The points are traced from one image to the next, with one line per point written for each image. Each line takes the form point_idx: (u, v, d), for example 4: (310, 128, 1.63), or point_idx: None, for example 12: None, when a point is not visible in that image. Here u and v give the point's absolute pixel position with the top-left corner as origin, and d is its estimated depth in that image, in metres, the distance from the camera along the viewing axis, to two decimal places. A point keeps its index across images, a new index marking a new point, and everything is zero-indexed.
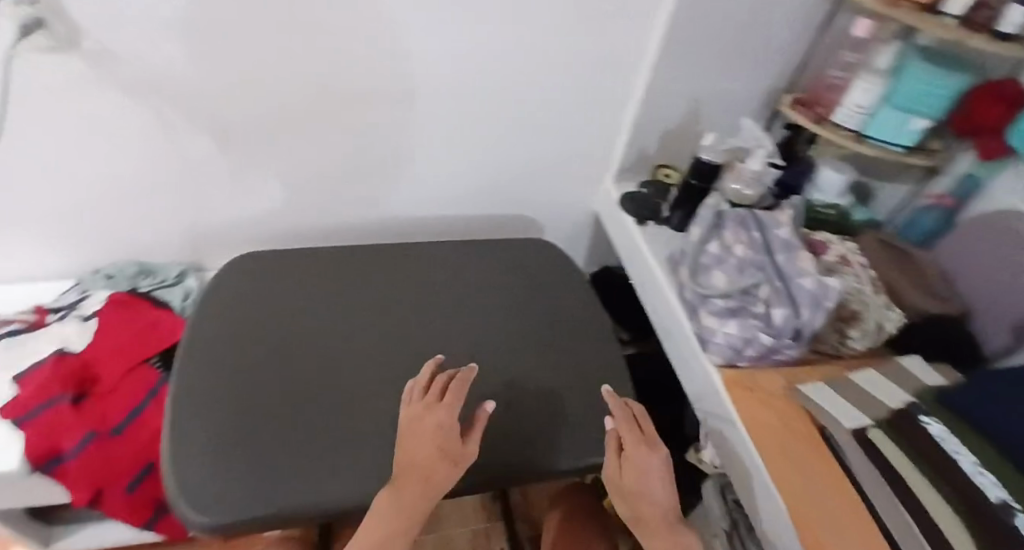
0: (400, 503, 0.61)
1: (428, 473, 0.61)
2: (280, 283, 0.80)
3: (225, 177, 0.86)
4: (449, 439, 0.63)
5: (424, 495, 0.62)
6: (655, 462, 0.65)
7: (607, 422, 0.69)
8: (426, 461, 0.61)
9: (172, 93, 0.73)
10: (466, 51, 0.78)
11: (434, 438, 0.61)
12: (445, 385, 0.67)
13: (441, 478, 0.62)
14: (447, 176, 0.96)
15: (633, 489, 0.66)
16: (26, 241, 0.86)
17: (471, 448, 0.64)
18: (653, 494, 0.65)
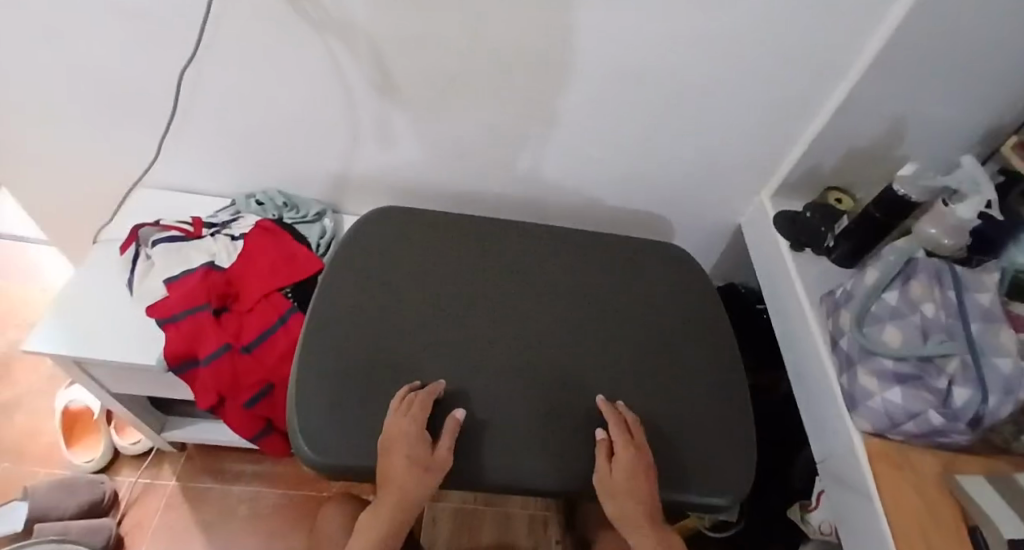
0: (382, 522, 0.63)
1: (405, 486, 0.61)
2: (414, 239, 0.81)
3: (375, 126, 0.87)
4: (416, 452, 0.61)
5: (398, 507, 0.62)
6: (646, 461, 0.63)
7: (597, 432, 0.65)
8: (400, 478, 0.60)
9: (348, 38, 0.74)
10: (643, 35, 0.71)
11: (404, 454, 0.60)
12: (412, 399, 0.64)
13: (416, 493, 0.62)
14: (591, 161, 0.91)
15: (623, 490, 0.62)
16: (196, 155, 0.93)
17: (444, 457, 0.62)
18: (642, 493, 0.62)
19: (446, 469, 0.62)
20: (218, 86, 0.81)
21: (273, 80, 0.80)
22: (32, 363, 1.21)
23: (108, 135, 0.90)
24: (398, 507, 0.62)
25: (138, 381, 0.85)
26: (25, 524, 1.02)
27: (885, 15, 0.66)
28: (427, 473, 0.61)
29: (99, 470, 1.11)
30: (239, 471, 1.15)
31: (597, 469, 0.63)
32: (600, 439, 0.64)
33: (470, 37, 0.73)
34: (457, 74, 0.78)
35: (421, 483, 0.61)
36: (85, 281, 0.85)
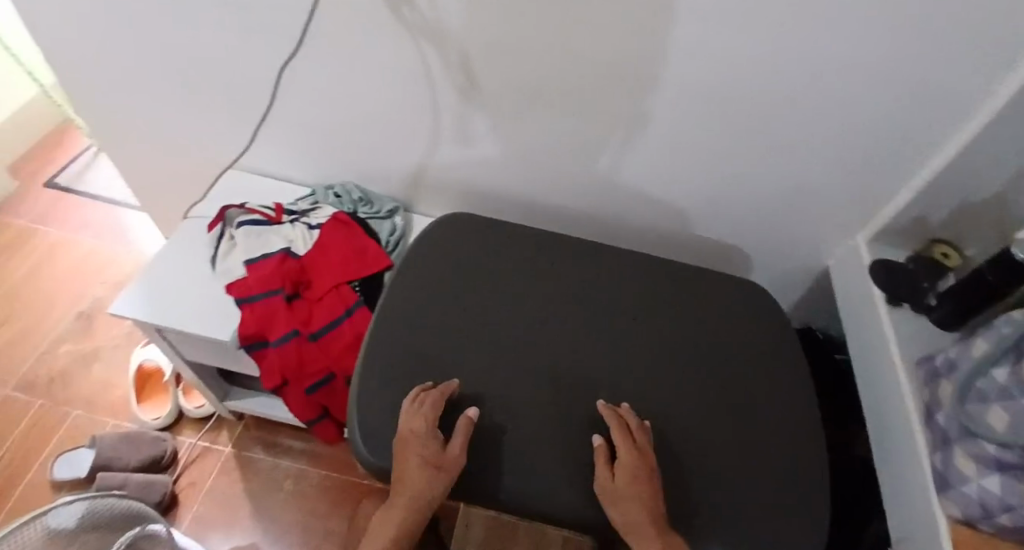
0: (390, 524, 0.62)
1: (413, 485, 0.60)
2: (485, 246, 0.81)
3: (456, 130, 0.87)
4: (427, 451, 0.61)
5: (405, 509, 0.61)
6: (649, 466, 0.61)
7: (595, 438, 0.63)
8: (410, 478, 0.60)
9: (442, 40, 0.74)
10: (742, 63, 0.68)
11: (414, 453, 0.61)
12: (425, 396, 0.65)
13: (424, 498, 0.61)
14: (673, 184, 0.88)
15: (624, 492, 0.59)
16: (284, 143, 0.96)
17: (454, 456, 0.61)
18: (647, 497, 0.59)
19: (458, 470, 0.61)
20: (310, 78, 0.83)
21: (364, 76, 0.81)
22: (117, 319, 1.29)
23: (206, 115, 0.94)
24: (409, 513, 0.61)
25: (211, 352, 0.89)
26: (91, 470, 1.08)
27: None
28: (436, 472, 0.60)
29: (164, 428, 1.17)
30: (289, 447, 1.19)
31: (599, 476, 0.61)
32: (599, 444, 0.63)
33: (567, 48, 0.71)
34: (546, 85, 0.77)
35: (433, 484, 0.59)
36: (172, 254, 0.90)
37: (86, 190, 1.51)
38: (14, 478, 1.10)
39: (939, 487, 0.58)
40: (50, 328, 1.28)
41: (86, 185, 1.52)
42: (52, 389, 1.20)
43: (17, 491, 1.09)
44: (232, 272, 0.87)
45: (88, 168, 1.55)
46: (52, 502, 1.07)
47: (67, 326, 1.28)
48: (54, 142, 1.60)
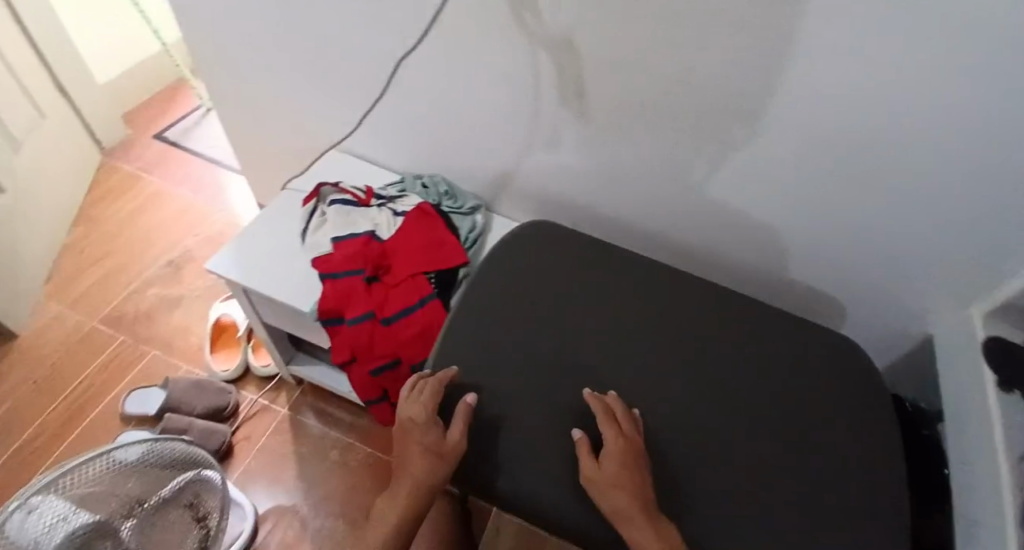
0: (393, 509, 0.64)
1: (416, 470, 0.64)
2: (563, 261, 0.82)
3: (553, 139, 0.87)
4: (429, 438, 0.65)
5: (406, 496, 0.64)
6: (635, 457, 0.62)
7: (574, 432, 0.65)
8: (413, 464, 0.64)
9: (558, 50, 0.74)
10: (871, 109, 0.64)
11: (416, 440, 0.65)
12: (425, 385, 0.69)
13: (426, 483, 0.63)
14: (768, 222, 0.85)
15: (611, 481, 0.59)
16: (382, 129, 0.99)
17: (453, 440, 0.65)
18: (632, 486, 0.59)
19: (457, 456, 0.65)
20: (422, 71, 0.85)
21: (471, 74, 0.83)
22: (201, 271, 1.37)
23: (317, 92, 0.98)
24: (410, 500, 0.64)
25: (288, 319, 0.93)
26: (161, 409, 1.16)
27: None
28: (438, 458, 0.64)
29: (230, 380, 1.24)
30: (340, 419, 1.23)
31: (585, 467, 0.62)
32: (580, 438, 0.64)
33: (685, 74, 0.70)
34: (656, 107, 0.76)
35: (433, 468, 0.63)
36: (267, 222, 0.95)
37: (190, 146, 1.61)
38: (93, 404, 1.19)
39: None
40: (142, 270, 1.37)
41: (192, 141, 1.62)
42: (136, 327, 1.29)
43: (93, 416, 1.17)
44: (320, 246, 0.91)
45: (195, 125, 1.65)
46: (121, 432, 1.15)
47: (157, 270, 1.37)
48: (167, 97, 1.72)
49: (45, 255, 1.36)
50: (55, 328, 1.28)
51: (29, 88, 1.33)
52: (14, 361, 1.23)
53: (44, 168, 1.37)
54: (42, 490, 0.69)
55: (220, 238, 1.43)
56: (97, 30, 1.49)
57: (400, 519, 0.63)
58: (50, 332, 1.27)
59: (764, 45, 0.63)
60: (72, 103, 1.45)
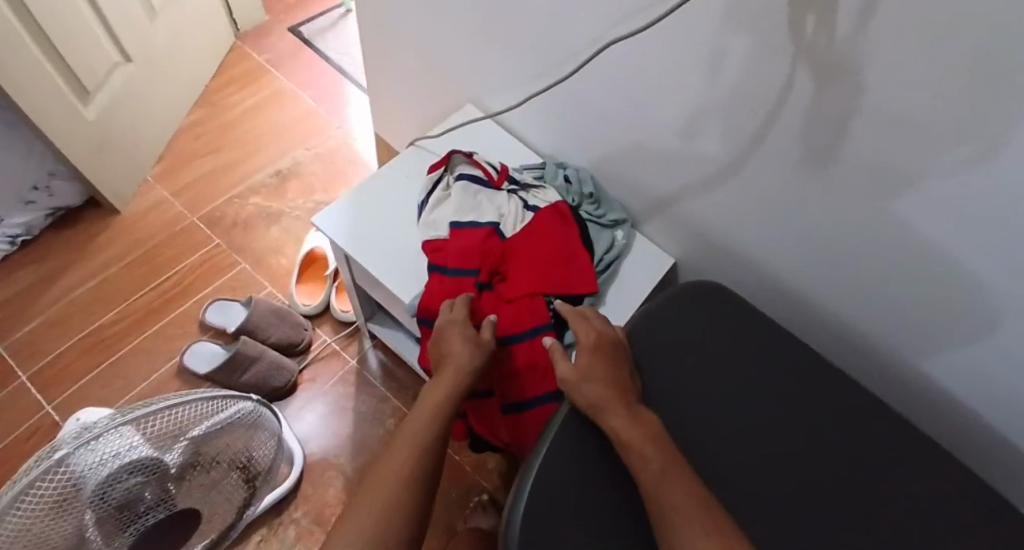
0: (432, 398, 0.62)
1: (457, 356, 0.65)
2: (736, 347, 0.66)
3: (755, 179, 0.68)
4: (466, 330, 0.67)
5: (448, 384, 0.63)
6: (612, 349, 0.62)
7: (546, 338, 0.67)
8: (454, 351, 0.66)
9: (819, 78, 0.54)
10: None
11: (456, 329, 0.67)
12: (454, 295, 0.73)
13: (467, 369, 0.65)
14: (1005, 369, 0.63)
15: (583, 371, 0.60)
16: (544, 102, 0.84)
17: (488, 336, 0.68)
18: (601, 372, 0.59)
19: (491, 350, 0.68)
20: (621, 63, 0.70)
21: (681, 74, 0.65)
22: (305, 190, 1.30)
23: (483, 38, 0.83)
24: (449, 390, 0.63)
25: (383, 294, 0.84)
26: (238, 329, 1.11)
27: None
28: (478, 347, 0.66)
29: (309, 316, 1.19)
30: (404, 387, 1.16)
31: (561, 368, 0.63)
32: (551, 343, 0.66)
33: (997, 176, 0.48)
34: (926, 193, 0.55)
35: (470, 353, 0.65)
36: (388, 183, 0.84)
37: (320, 48, 1.50)
38: (175, 302, 1.17)
39: None
40: (250, 173, 1.31)
41: (324, 43, 1.51)
42: (232, 233, 1.25)
43: (172, 315, 1.16)
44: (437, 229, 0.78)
45: (332, 26, 1.53)
46: (196, 340, 1.13)
47: (264, 178, 1.31)
48: None
49: (162, 134, 1.32)
50: (157, 213, 1.26)
51: None
52: (114, 237, 1.23)
53: (176, 43, 1.30)
54: (105, 429, 0.64)
55: (331, 158, 1.34)
56: None
57: (441, 408, 0.61)
58: (151, 216, 1.26)
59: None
60: None
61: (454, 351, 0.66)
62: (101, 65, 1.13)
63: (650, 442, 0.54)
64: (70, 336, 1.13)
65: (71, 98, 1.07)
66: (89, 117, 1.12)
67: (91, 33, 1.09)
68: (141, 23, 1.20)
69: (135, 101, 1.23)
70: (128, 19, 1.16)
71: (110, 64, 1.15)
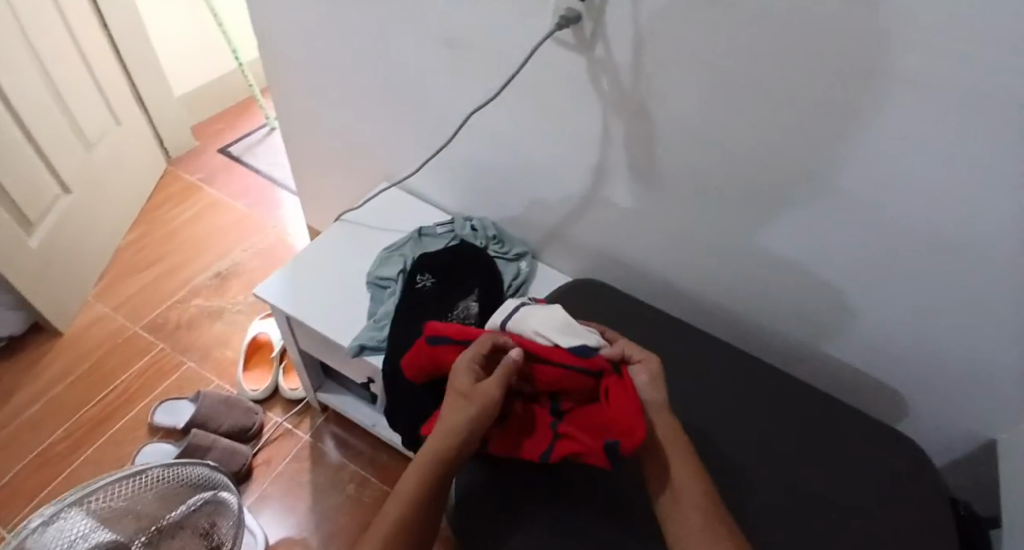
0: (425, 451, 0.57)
1: (448, 415, 0.57)
2: (618, 310, 0.85)
3: (613, 197, 0.87)
4: (462, 383, 0.58)
5: (446, 438, 0.56)
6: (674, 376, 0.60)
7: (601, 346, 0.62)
8: (448, 408, 0.57)
9: (629, 113, 0.74)
10: (955, 213, 0.61)
11: (454, 384, 0.58)
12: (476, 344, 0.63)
13: (454, 421, 0.56)
14: (830, 306, 0.80)
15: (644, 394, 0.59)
16: (442, 169, 1.02)
17: (483, 388, 0.57)
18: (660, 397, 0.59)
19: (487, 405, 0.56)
20: (494, 128, 0.89)
21: (539, 130, 0.84)
22: (246, 286, 1.40)
23: (387, 125, 1.02)
24: (440, 445, 0.56)
25: (324, 350, 0.94)
26: (188, 423, 1.15)
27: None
28: (462, 402, 0.57)
29: (258, 401, 1.24)
30: (360, 452, 1.20)
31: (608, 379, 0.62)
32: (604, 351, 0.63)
33: (760, 153, 0.69)
34: (725, 181, 0.74)
35: (456, 412, 0.56)
36: (321, 252, 0.98)
37: (250, 161, 1.67)
38: (123, 409, 1.20)
39: None
40: (190, 278, 1.40)
41: (254, 158, 1.68)
42: (176, 335, 1.31)
43: (122, 421, 1.18)
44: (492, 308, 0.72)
45: (258, 142, 1.72)
46: (147, 442, 1.15)
47: (204, 280, 1.40)
48: (238, 113, 1.80)
49: (102, 253, 1.40)
50: (102, 327, 1.31)
51: (111, 97, 1.40)
52: (58, 357, 1.26)
53: (114, 173, 1.43)
54: (58, 510, 0.66)
55: (268, 255, 1.45)
56: (192, 48, 1.63)
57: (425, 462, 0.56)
58: (96, 331, 1.31)
59: (854, 135, 0.61)
60: (148, 114, 1.54)
61: (448, 408, 0.57)
62: (44, 195, 1.24)
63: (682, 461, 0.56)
64: (17, 460, 1.12)
65: (16, 227, 1.16)
66: (34, 245, 1.20)
67: (35, 168, 1.21)
68: (81, 156, 1.33)
69: (77, 226, 1.32)
70: (68, 155, 1.29)
71: (51, 195, 1.26)
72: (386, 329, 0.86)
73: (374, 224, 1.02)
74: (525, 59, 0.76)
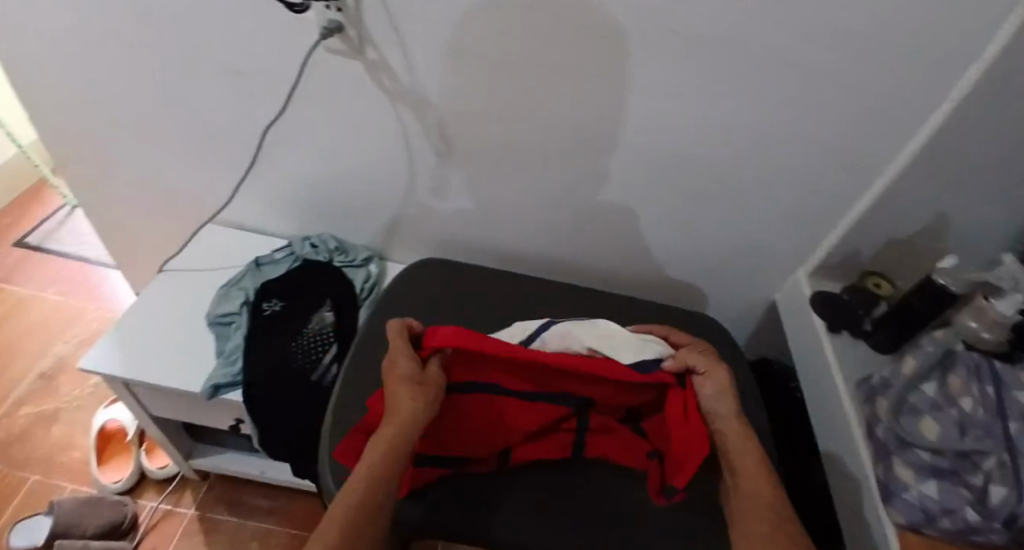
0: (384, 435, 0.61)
1: (407, 399, 0.64)
2: (461, 277, 0.92)
3: (430, 185, 0.94)
4: (410, 372, 0.67)
5: (408, 415, 0.62)
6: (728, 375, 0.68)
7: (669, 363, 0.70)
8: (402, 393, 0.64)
9: (416, 103, 0.82)
10: (685, 124, 0.77)
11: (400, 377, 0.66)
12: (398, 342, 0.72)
13: (415, 402, 0.64)
14: (631, 230, 0.94)
15: (714, 400, 0.67)
16: (261, 199, 1.01)
17: (433, 376, 0.68)
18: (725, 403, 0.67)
19: (437, 389, 0.67)
20: (297, 146, 0.91)
21: (343, 138, 0.89)
22: (79, 378, 1.27)
23: (190, 170, 0.99)
24: (409, 429, 0.62)
25: (178, 405, 0.90)
26: (49, 538, 1.03)
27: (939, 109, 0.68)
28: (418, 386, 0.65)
29: (124, 493, 1.13)
30: (256, 505, 1.15)
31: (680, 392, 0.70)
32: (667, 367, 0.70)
33: (534, 113, 0.80)
34: (515, 144, 0.85)
35: (418, 399, 0.64)
36: (151, 308, 0.93)
37: (53, 248, 1.51)
38: None
39: (882, 500, 0.64)
40: (5, 389, 1.23)
41: (59, 242, 1.52)
42: (7, 453, 1.15)
43: None
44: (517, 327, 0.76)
45: (59, 226, 1.56)
46: None
47: (27, 385, 1.25)
48: (26, 201, 1.61)
49: None
50: None
51: None
52: None
53: None
54: None
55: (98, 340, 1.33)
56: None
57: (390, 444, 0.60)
58: None
59: (596, 80, 0.74)
60: None
61: (405, 394, 0.64)
62: None
63: (747, 455, 0.64)
64: None
65: None
66: None
67: None
68: None
69: None
70: None
71: None
72: (239, 363, 0.85)
73: (206, 267, 1.00)
74: (304, 73, 0.80)
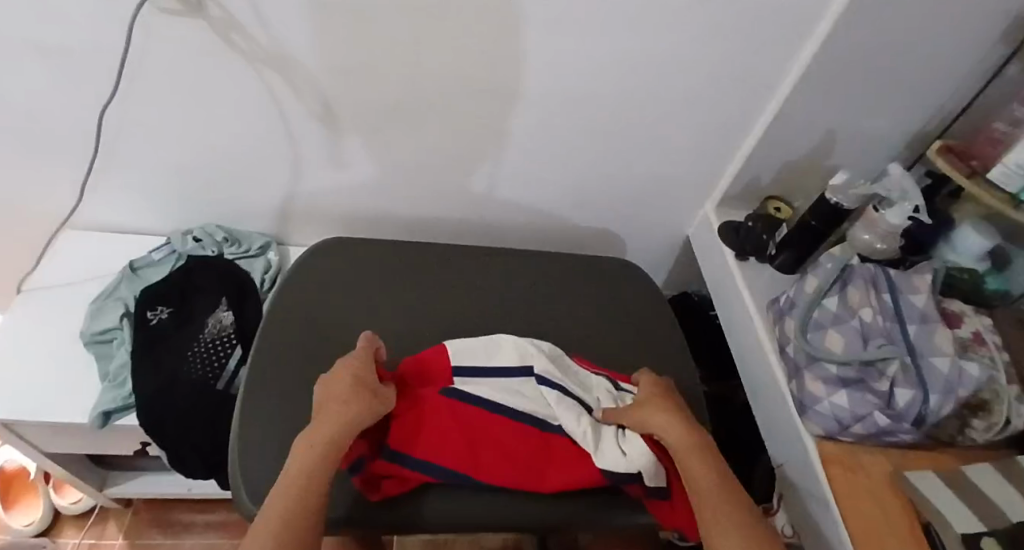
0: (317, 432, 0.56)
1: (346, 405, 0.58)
2: (364, 249, 0.85)
3: (318, 157, 0.86)
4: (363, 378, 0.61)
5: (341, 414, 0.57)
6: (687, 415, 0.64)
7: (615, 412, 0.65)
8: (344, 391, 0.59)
9: (284, 66, 0.72)
10: (579, 61, 0.72)
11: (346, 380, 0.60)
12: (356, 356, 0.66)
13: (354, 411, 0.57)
14: (541, 180, 0.91)
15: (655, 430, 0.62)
16: (126, 194, 0.90)
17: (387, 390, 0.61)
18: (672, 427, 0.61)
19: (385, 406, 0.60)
20: (153, 128, 0.80)
21: (207, 113, 0.78)
22: None
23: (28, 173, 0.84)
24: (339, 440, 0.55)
25: (69, 438, 0.81)
26: None
27: (822, 16, 0.67)
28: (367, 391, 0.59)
29: (38, 534, 1.03)
30: (191, 521, 1.08)
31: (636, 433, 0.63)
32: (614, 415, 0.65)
33: (416, 66, 0.72)
34: (400, 103, 0.77)
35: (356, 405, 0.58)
36: (15, 336, 0.81)
37: None
38: None
39: (800, 414, 0.66)
40: None
41: None
42: None
43: None
44: (521, 394, 0.67)
45: None
46: None
47: None
48: None
49: None
50: None
51: None
52: None
53: None
54: None
55: None
56: None
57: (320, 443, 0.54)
58: None
59: (478, 23, 0.67)
60: None
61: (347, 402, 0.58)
62: None
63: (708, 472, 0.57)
64: None
65: None
66: None
67: None
68: None
69: None
70: None
71: None
72: (127, 383, 0.76)
73: (75, 280, 0.88)
74: (134, 41, 0.68)
